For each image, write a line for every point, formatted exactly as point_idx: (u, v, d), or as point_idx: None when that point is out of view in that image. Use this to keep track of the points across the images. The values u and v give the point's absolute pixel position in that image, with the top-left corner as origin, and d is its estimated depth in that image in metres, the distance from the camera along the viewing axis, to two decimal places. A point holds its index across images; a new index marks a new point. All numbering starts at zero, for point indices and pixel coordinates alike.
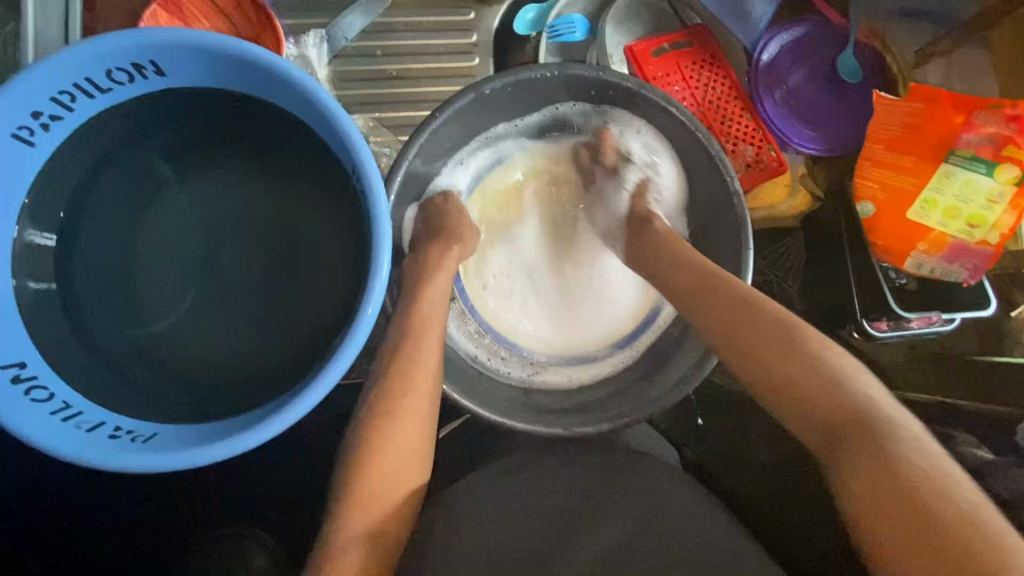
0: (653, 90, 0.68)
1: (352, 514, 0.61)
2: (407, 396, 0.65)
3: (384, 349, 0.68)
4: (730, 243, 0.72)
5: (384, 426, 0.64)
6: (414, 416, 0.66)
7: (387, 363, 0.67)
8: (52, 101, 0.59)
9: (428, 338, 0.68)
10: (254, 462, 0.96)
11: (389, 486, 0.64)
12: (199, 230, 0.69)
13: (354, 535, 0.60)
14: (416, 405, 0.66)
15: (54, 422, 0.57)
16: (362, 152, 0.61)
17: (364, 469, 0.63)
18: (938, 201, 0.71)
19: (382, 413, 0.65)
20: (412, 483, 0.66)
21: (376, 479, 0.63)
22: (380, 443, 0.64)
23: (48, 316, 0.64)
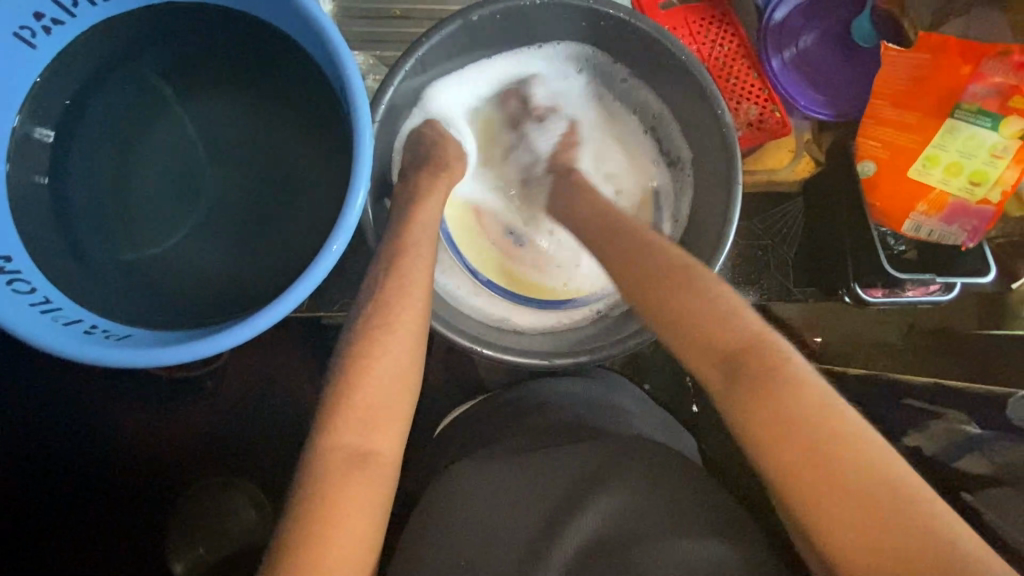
0: (645, 22, 0.68)
1: (342, 427, 0.58)
2: (399, 311, 0.64)
3: (374, 271, 0.66)
4: (721, 188, 0.70)
5: (381, 338, 0.62)
6: (406, 332, 0.64)
7: (377, 281, 0.65)
8: (53, 3, 0.60)
9: (419, 261, 0.67)
10: (250, 398, 1.01)
11: (385, 401, 0.60)
12: (191, 146, 0.70)
13: (343, 445, 0.57)
14: (409, 321, 0.64)
15: (32, 312, 0.58)
16: (346, 63, 0.61)
17: (356, 383, 0.60)
18: (941, 157, 0.69)
19: (374, 326, 0.63)
20: (403, 399, 0.62)
21: (366, 392, 0.59)
22: (373, 353, 0.61)
23: (39, 217, 0.65)
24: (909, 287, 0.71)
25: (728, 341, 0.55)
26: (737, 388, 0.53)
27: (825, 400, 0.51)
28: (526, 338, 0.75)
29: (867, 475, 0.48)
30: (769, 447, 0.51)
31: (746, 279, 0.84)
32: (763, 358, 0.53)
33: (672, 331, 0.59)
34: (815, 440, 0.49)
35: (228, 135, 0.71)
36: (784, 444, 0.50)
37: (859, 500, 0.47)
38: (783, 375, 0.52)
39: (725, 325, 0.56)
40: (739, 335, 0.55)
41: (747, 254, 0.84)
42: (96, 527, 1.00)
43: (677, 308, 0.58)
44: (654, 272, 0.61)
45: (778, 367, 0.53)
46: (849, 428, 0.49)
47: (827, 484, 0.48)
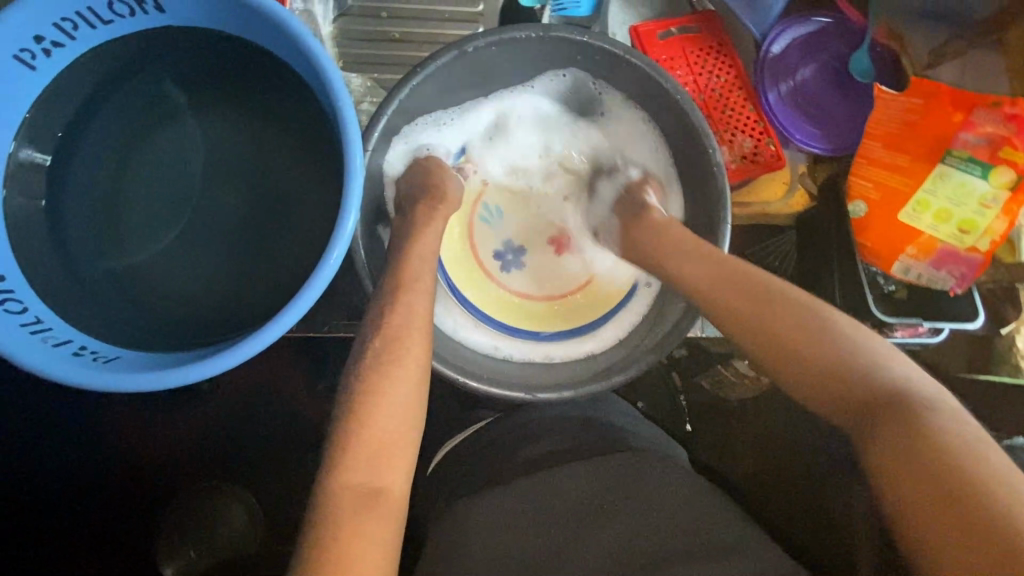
0: (639, 57, 0.68)
1: (352, 463, 0.58)
2: (405, 342, 0.65)
3: (374, 303, 0.67)
4: (709, 220, 0.72)
5: (387, 372, 0.63)
6: (414, 363, 0.64)
7: (380, 313, 0.66)
8: (54, 26, 0.61)
9: (417, 292, 0.67)
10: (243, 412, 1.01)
11: (394, 436, 0.61)
12: (188, 168, 0.71)
13: (354, 478, 0.57)
14: (415, 352, 0.65)
15: (23, 333, 0.59)
16: (340, 95, 0.61)
17: (367, 417, 0.60)
18: (930, 203, 0.69)
19: (381, 357, 0.64)
20: (408, 435, 0.62)
21: (375, 425, 0.60)
22: (381, 385, 0.62)
23: (34, 237, 0.66)
24: (898, 328, 0.71)
25: (825, 362, 0.57)
26: (876, 421, 0.53)
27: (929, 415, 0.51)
28: (511, 368, 0.76)
29: (971, 485, 0.46)
30: (878, 454, 0.52)
31: None
32: (858, 370, 0.56)
33: (762, 353, 0.61)
34: (928, 449, 0.49)
35: (224, 155, 0.71)
36: (894, 455, 0.50)
37: (949, 501, 0.46)
38: (884, 391, 0.54)
39: (831, 343, 0.58)
40: (837, 354, 0.57)
41: None
42: (86, 535, 1.01)
43: (778, 328, 0.60)
44: (748, 296, 0.62)
45: (875, 379, 0.55)
46: (945, 435, 0.49)
47: (920, 489, 0.48)
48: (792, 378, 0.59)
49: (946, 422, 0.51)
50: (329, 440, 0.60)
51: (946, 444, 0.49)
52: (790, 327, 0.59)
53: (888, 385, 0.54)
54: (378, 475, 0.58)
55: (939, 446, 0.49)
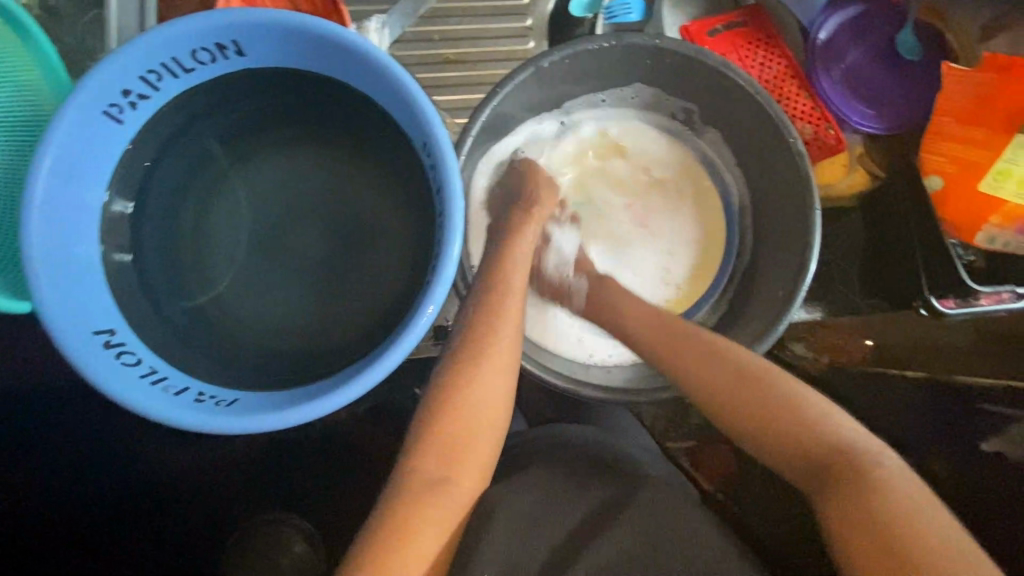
0: (710, 55, 0.69)
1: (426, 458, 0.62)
2: (485, 350, 0.65)
3: (463, 311, 0.68)
4: (793, 209, 0.72)
5: (462, 374, 0.64)
6: (494, 372, 0.65)
7: (467, 318, 0.67)
8: (141, 80, 0.62)
9: (508, 300, 0.67)
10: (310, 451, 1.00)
11: (469, 435, 0.64)
12: (271, 208, 0.72)
13: (428, 478, 0.61)
14: (495, 360, 0.65)
15: (144, 384, 0.60)
16: (433, 123, 0.63)
17: (445, 417, 0.63)
18: (1013, 172, 0.70)
19: (462, 363, 0.64)
20: (485, 433, 0.65)
21: (452, 430, 0.63)
22: (460, 392, 0.64)
23: (129, 287, 0.67)
24: (983, 298, 0.72)
25: (811, 451, 0.63)
26: (830, 490, 0.60)
27: (895, 482, 0.58)
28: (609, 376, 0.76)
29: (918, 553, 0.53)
30: (849, 535, 0.57)
31: (814, 297, 0.87)
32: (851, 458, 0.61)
33: (753, 435, 0.66)
34: (882, 528, 0.55)
35: (303, 189, 0.72)
36: (863, 545, 0.56)
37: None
38: (855, 477, 0.59)
39: (811, 431, 0.63)
40: (820, 446, 0.62)
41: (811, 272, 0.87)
42: None
43: (749, 412, 0.66)
44: (737, 380, 0.67)
45: (858, 466, 0.60)
46: (903, 500, 0.57)
47: (869, 554, 0.55)
48: (781, 462, 0.65)
49: (898, 480, 0.58)
50: (415, 441, 0.63)
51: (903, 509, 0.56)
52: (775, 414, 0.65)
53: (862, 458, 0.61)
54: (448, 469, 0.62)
55: (891, 502, 0.57)
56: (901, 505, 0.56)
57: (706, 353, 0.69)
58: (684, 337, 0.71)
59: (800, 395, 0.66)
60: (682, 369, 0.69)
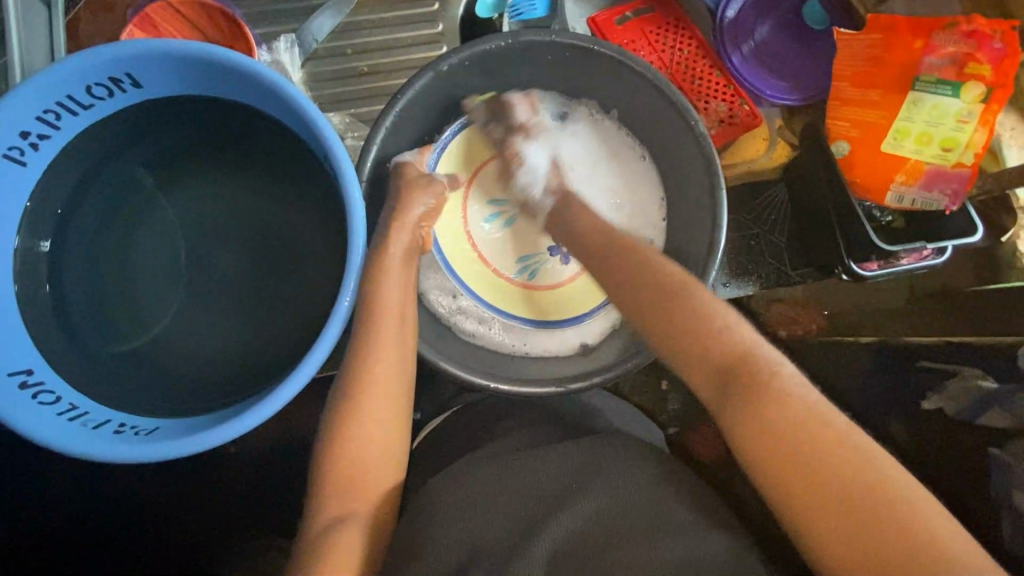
0: (607, 46, 0.70)
1: (355, 468, 0.62)
2: (382, 364, 0.65)
3: (359, 324, 0.66)
4: (702, 185, 0.73)
5: (377, 382, 0.64)
6: (389, 386, 0.65)
7: (360, 330, 0.66)
8: (38, 120, 0.61)
9: (401, 309, 0.68)
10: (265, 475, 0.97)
11: (388, 442, 0.64)
12: (189, 232, 0.72)
13: (360, 489, 0.62)
14: (391, 370, 0.65)
15: (61, 421, 0.60)
16: (327, 134, 0.62)
17: (362, 427, 0.63)
18: (910, 129, 0.71)
19: (353, 383, 0.64)
20: (401, 441, 0.65)
21: (359, 450, 0.63)
22: (359, 411, 0.63)
23: (56, 329, 0.67)
24: (903, 255, 0.74)
25: (728, 358, 0.56)
26: (732, 394, 0.54)
27: (795, 388, 0.52)
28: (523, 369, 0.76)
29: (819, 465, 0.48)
30: (754, 443, 0.52)
31: (743, 271, 0.87)
32: (754, 364, 0.54)
33: (653, 334, 0.62)
34: (790, 437, 0.50)
35: (220, 213, 0.73)
36: (767, 453, 0.51)
37: (817, 491, 0.48)
38: (764, 389, 0.53)
39: (719, 339, 0.57)
40: (729, 361, 0.55)
41: (738, 246, 0.87)
42: None
43: (671, 325, 0.59)
44: (655, 299, 0.62)
45: (776, 381, 0.53)
46: (836, 439, 0.49)
47: (781, 457, 0.50)
48: (689, 373, 0.59)
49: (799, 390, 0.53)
50: (334, 456, 0.62)
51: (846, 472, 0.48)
52: (686, 320, 0.59)
53: (774, 369, 0.54)
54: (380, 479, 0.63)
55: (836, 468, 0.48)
56: (835, 461, 0.48)
57: (627, 276, 0.65)
58: (607, 258, 0.68)
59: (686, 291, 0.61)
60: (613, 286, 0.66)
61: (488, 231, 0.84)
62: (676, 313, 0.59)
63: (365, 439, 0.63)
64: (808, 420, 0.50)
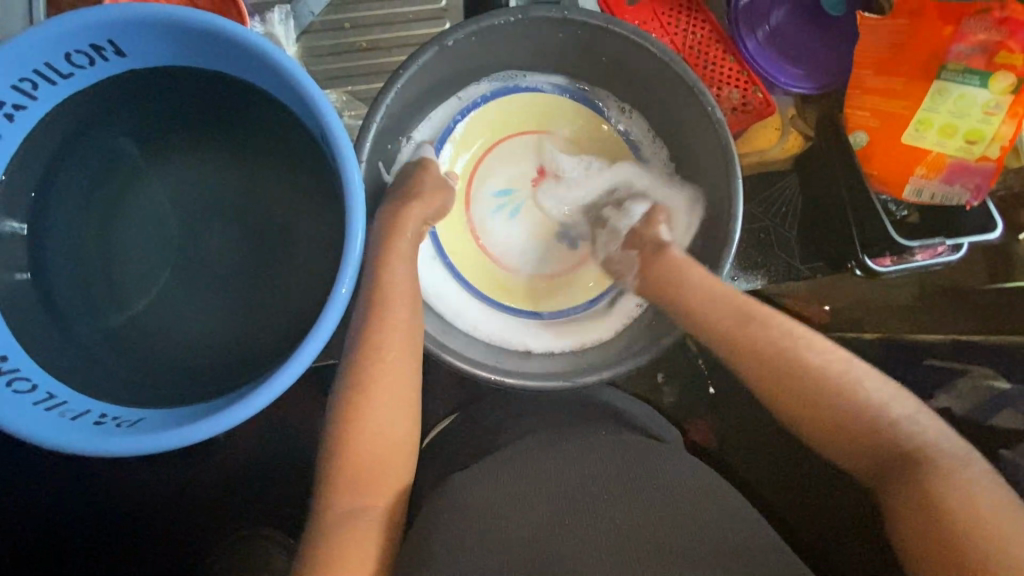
0: (622, 24, 0.67)
1: (355, 466, 0.59)
2: (385, 348, 0.63)
3: (369, 309, 0.64)
4: (718, 175, 0.71)
5: (378, 375, 0.62)
6: (397, 371, 0.63)
7: (365, 318, 0.64)
8: (14, 89, 0.57)
9: (405, 293, 0.66)
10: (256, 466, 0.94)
11: (390, 439, 0.61)
12: (176, 213, 0.69)
13: (360, 490, 0.58)
14: (401, 354, 0.63)
15: (37, 411, 0.56)
16: (327, 111, 0.59)
17: (362, 423, 0.60)
18: (933, 120, 0.69)
19: (359, 367, 0.62)
20: (406, 439, 0.62)
21: (367, 437, 0.60)
22: (367, 406, 0.61)
23: (34, 312, 0.63)
24: (918, 252, 0.72)
25: (873, 441, 0.58)
26: (892, 477, 0.56)
27: (961, 474, 0.53)
28: (520, 361, 0.73)
29: (952, 526, 0.50)
30: (897, 497, 0.55)
31: (752, 263, 0.85)
32: (916, 456, 0.56)
33: (768, 384, 0.63)
34: (939, 514, 0.51)
35: (211, 195, 0.69)
36: (901, 508, 0.54)
37: (942, 548, 0.50)
38: (892, 457, 0.57)
39: (868, 418, 0.58)
40: (869, 430, 0.58)
41: (748, 239, 0.85)
42: None
43: (812, 391, 0.60)
44: (786, 374, 0.62)
45: (928, 466, 0.54)
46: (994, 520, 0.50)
47: (915, 503, 0.53)
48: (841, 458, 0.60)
49: (942, 450, 0.56)
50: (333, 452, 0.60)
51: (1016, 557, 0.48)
52: (836, 412, 0.59)
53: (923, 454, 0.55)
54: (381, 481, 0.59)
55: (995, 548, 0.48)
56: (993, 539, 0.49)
57: (769, 339, 0.64)
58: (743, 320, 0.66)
59: (794, 341, 0.63)
60: (698, 308, 0.67)
61: (490, 217, 0.81)
62: (820, 386, 0.60)
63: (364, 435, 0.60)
64: (959, 497, 0.52)
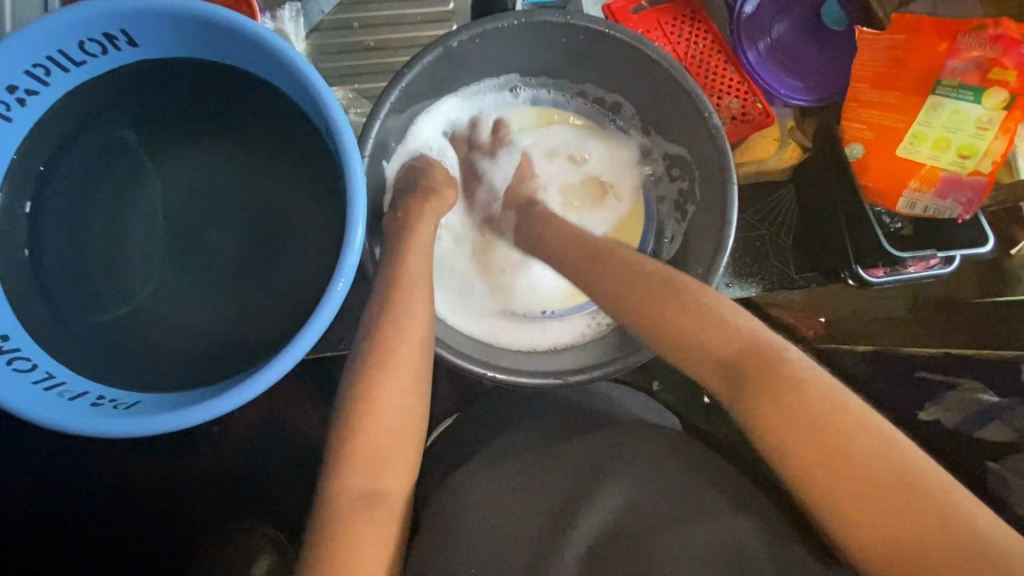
0: (623, 31, 0.68)
1: (352, 455, 0.60)
2: (399, 341, 0.63)
3: (376, 302, 0.65)
4: (714, 181, 0.71)
5: (378, 368, 0.62)
6: (411, 364, 0.63)
7: (369, 312, 0.65)
8: (26, 75, 0.58)
9: (417, 289, 0.66)
10: (254, 457, 0.96)
11: (390, 433, 0.61)
12: (178, 202, 0.70)
13: (358, 480, 0.59)
14: (413, 348, 0.64)
15: (36, 390, 0.57)
16: (331, 105, 0.60)
17: (359, 416, 0.61)
18: (927, 134, 0.71)
19: (374, 357, 0.63)
20: (409, 433, 0.63)
21: (375, 427, 0.61)
22: (366, 398, 0.61)
23: (36, 293, 0.64)
24: (910, 263, 0.72)
25: (735, 359, 0.58)
26: (766, 404, 0.55)
27: (813, 378, 0.55)
28: (522, 359, 0.74)
29: (850, 456, 0.51)
30: (797, 458, 0.53)
31: (747, 271, 0.85)
32: (764, 357, 0.57)
33: (672, 352, 0.61)
34: (827, 436, 0.52)
35: (215, 186, 0.70)
36: (795, 441, 0.53)
37: (838, 463, 0.51)
38: (844, 423, 0.53)
39: (734, 342, 0.58)
40: (744, 343, 0.58)
41: (744, 246, 0.86)
42: None
43: (683, 332, 0.60)
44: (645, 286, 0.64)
45: (783, 369, 0.56)
46: (868, 438, 0.52)
47: (831, 474, 0.51)
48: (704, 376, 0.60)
49: (810, 375, 0.56)
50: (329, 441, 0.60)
51: (873, 457, 0.51)
52: (698, 332, 0.60)
53: (783, 358, 0.57)
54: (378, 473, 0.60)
55: (855, 444, 0.51)
56: (857, 447, 0.51)
57: (653, 284, 0.64)
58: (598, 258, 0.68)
59: (679, 285, 0.63)
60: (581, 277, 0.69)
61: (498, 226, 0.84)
62: (694, 320, 0.60)
63: (359, 424, 0.60)
64: (842, 420, 0.52)
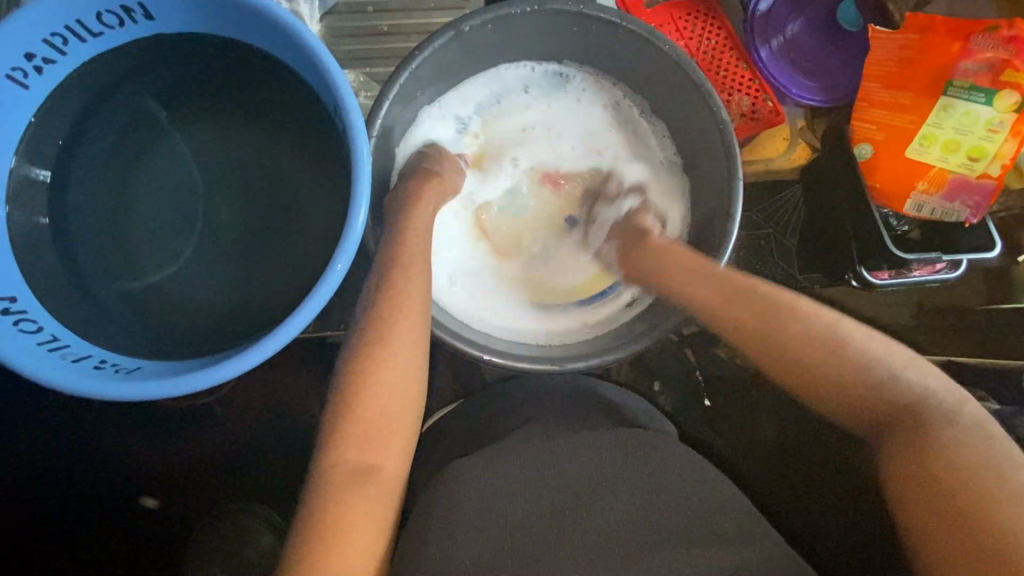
0: (635, 22, 0.68)
1: (346, 436, 0.60)
2: (398, 320, 0.64)
3: (378, 280, 0.66)
4: (720, 177, 0.72)
5: (375, 349, 0.63)
6: (409, 342, 0.64)
7: (371, 294, 0.66)
8: (45, 43, 0.59)
9: (420, 270, 0.67)
10: (253, 435, 0.97)
11: (387, 413, 0.62)
12: (189, 176, 0.71)
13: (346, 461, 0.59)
14: (415, 330, 0.65)
15: (41, 351, 0.58)
16: (340, 82, 0.60)
17: (356, 393, 0.61)
18: (937, 136, 0.70)
19: (373, 337, 0.63)
20: (406, 413, 0.63)
21: (380, 401, 0.61)
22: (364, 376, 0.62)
23: (44, 257, 0.65)
24: (916, 266, 0.73)
25: (829, 361, 0.60)
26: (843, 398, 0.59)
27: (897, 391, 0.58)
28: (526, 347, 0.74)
29: (982, 498, 0.51)
30: (899, 480, 0.55)
31: (751, 269, 0.85)
32: (860, 366, 0.59)
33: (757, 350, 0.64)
34: (920, 448, 0.54)
35: (225, 161, 0.71)
36: (907, 476, 0.54)
37: (939, 487, 0.52)
38: (946, 443, 0.54)
39: (816, 342, 0.61)
40: (817, 353, 0.60)
41: (749, 244, 0.86)
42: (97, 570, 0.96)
43: (759, 330, 0.63)
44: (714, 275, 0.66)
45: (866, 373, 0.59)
46: (965, 462, 0.53)
47: (921, 487, 0.53)
48: (786, 370, 0.63)
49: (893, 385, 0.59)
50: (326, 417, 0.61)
51: (961, 479, 0.52)
52: (780, 332, 0.62)
53: (872, 365, 0.59)
54: (367, 453, 0.59)
55: (955, 472, 0.52)
56: (967, 476, 0.52)
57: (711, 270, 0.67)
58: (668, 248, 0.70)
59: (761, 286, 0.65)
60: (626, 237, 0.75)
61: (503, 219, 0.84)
62: (767, 319, 0.63)
63: (355, 402, 0.61)
64: (944, 451, 0.53)
